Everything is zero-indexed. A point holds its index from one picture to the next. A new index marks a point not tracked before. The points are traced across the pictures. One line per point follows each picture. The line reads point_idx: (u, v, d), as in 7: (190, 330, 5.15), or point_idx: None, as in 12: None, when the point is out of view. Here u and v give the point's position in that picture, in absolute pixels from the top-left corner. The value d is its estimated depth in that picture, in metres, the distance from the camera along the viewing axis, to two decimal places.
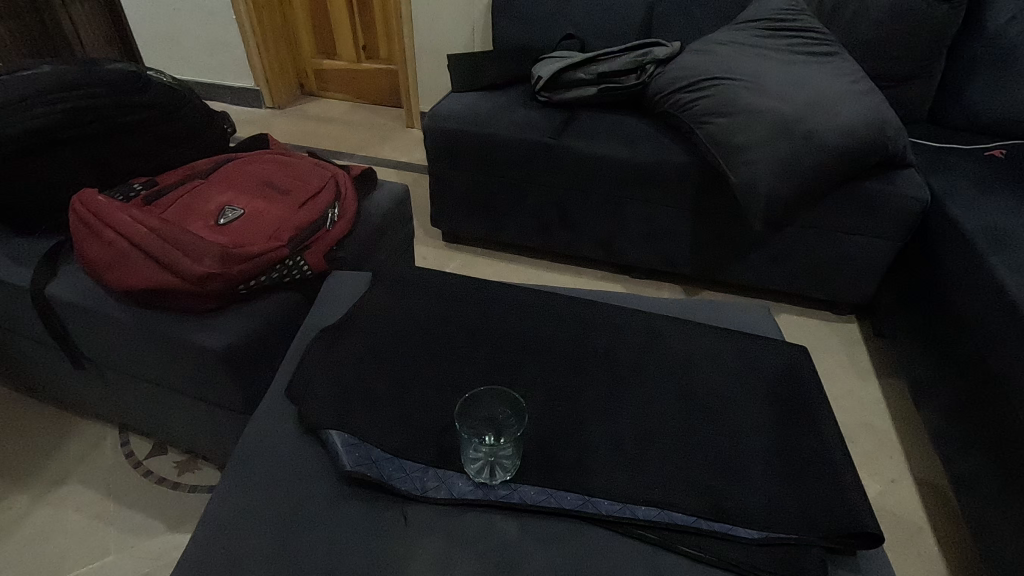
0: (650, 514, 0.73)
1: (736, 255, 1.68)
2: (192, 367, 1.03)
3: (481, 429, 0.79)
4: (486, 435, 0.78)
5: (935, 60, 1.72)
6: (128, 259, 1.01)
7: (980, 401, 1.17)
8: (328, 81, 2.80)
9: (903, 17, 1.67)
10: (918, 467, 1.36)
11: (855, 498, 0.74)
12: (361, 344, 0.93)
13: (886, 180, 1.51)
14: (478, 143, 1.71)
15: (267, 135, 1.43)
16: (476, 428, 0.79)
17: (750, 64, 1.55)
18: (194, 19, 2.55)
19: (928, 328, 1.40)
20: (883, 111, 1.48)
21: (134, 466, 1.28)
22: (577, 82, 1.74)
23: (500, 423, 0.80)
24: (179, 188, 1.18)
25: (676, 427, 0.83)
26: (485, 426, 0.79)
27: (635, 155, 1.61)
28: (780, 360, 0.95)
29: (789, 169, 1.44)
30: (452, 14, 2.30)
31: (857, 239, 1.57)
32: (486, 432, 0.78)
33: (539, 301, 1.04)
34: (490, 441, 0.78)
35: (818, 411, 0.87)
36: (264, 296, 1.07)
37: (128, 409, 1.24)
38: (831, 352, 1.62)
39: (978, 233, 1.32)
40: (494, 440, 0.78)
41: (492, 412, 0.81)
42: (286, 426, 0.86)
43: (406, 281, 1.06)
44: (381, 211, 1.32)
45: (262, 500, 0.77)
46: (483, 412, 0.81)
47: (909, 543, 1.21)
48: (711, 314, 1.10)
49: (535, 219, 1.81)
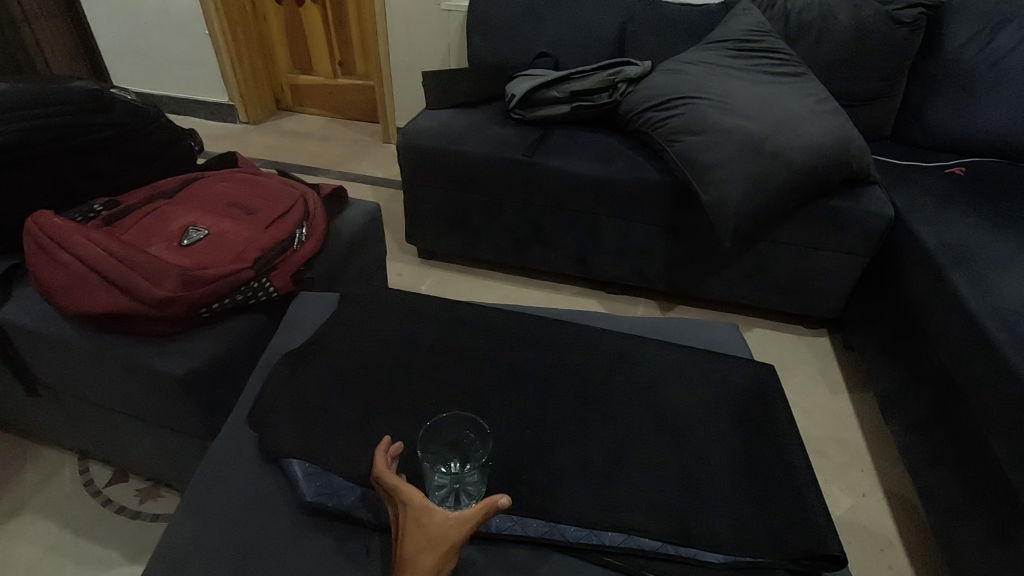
0: (615, 539, 0.73)
1: (708, 271, 1.70)
2: (151, 392, 1.00)
3: (445, 455, 0.78)
4: (450, 462, 0.78)
5: (897, 81, 1.77)
6: (85, 283, 0.98)
7: (949, 415, 1.19)
8: (304, 97, 2.79)
9: (865, 38, 1.72)
10: (888, 479, 1.37)
11: (817, 518, 0.75)
12: (326, 367, 0.92)
13: (851, 197, 1.54)
14: (452, 161, 1.71)
15: (236, 153, 1.41)
16: (438, 455, 0.78)
17: (719, 84, 1.58)
18: (167, 33, 2.52)
19: (896, 341, 1.42)
20: (848, 131, 1.52)
21: (92, 495, 1.23)
22: (549, 100, 1.75)
23: (466, 449, 0.79)
24: (142, 209, 1.15)
25: (644, 449, 0.83)
26: (450, 452, 0.79)
27: (607, 172, 1.62)
28: (747, 378, 0.95)
29: (757, 186, 1.46)
30: (428, 32, 2.31)
31: (825, 254, 1.60)
32: (449, 459, 0.78)
33: (509, 320, 1.03)
34: (452, 468, 0.77)
35: (784, 431, 0.87)
36: (227, 319, 1.05)
37: (87, 436, 1.20)
38: (802, 366, 1.64)
39: (940, 249, 1.35)
40: (456, 466, 0.77)
41: (460, 434, 0.80)
42: (247, 454, 0.83)
43: (375, 301, 1.05)
44: (351, 230, 1.30)
45: (217, 533, 0.75)
46: (448, 434, 0.80)
47: (879, 557, 1.22)
48: (680, 331, 1.10)
49: (510, 236, 1.81)
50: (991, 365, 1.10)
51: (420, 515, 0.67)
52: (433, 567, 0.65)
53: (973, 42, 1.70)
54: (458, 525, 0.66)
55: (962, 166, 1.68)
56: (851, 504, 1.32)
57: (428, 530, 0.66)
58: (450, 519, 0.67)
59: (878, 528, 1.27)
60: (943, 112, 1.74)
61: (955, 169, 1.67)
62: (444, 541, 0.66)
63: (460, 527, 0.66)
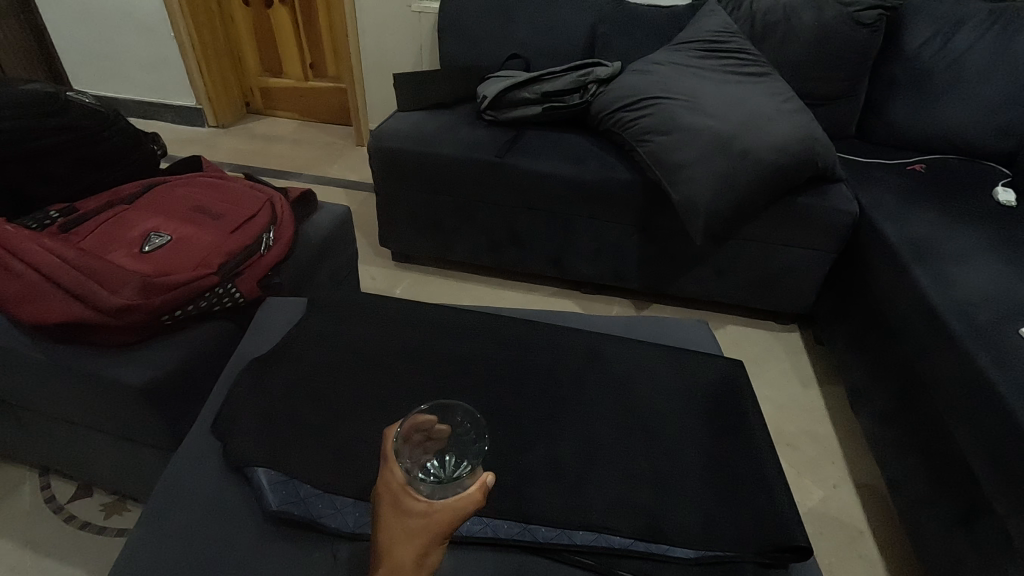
0: (586, 539, 0.73)
1: (680, 270, 1.72)
2: (112, 404, 0.97)
3: (439, 449, 0.67)
4: (446, 457, 0.66)
5: (859, 81, 1.82)
6: (38, 292, 0.95)
7: (915, 405, 1.22)
8: (275, 100, 2.75)
9: (829, 39, 1.76)
10: (857, 470, 1.40)
11: (785, 513, 0.76)
12: (292, 371, 0.90)
13: (818, 195, 1.58)
14: (425, 163, 1.70)
15: (201, 157, 1.38)
16: (426, 446, 0.67)
17: (688, 84, 1.60)
18: (129, 34, 2.46)
19: (864, 334, 1.45)
20: (813, 130, 1.55)
21: (54, 511, 1.19)
22: (521, 101, 1.75)
23: (468, 446, 0.67)
24: (101, 215, 1.12)
25: (615, 447, 0.83)
26: (444, 445, 0.68)
27: (580, 172, 1.63)
28: (717, 374, 0.96)
29: (726, 184, 1.48)
30: (400, 33, 2.30)
31: (794, 250, 1.63)
32: (445, 453, 0.67)
33: (481, 322, 1.03)
34: (442, 462, 0.65)
35: (752, 426, 0.88)
36: (191, 327, 1.02)
37: (46, 451, 1.16)
38: (774, 362, 1.67)
39: (903, 244, 1.38)
40: (449, 462, 0.65)
41: (448, 418, 0.70)
42: (211, 464, 0.82)
43: (344, 305, 1.03)
44: (321, 234, 1.29)
45: (180, 549, 0.72)
46: (439, 423, 0.68)
47: (850, 548, 1.24)
48: (652, 330, 1.11)
49: (485, 238, 1.80)
50: (952, 356, 1.13)
51: (399, 499, 0.60)
52: (413, 561, 0.58)
53: (931, 42, 1.75)
54: (445, 514, 0.59)
55: (923, 163, 1.73)
56: (822, 496, 1.34)
57: (406, 520, 0.59)
58: (436, 508, 0.59)
59: (849, 518, 1.30)
60: (904, 110, 1.79)
61: (916, 167, 1.71)
62: (426, 531, 0.59)
63: (447, 517, 0.59)
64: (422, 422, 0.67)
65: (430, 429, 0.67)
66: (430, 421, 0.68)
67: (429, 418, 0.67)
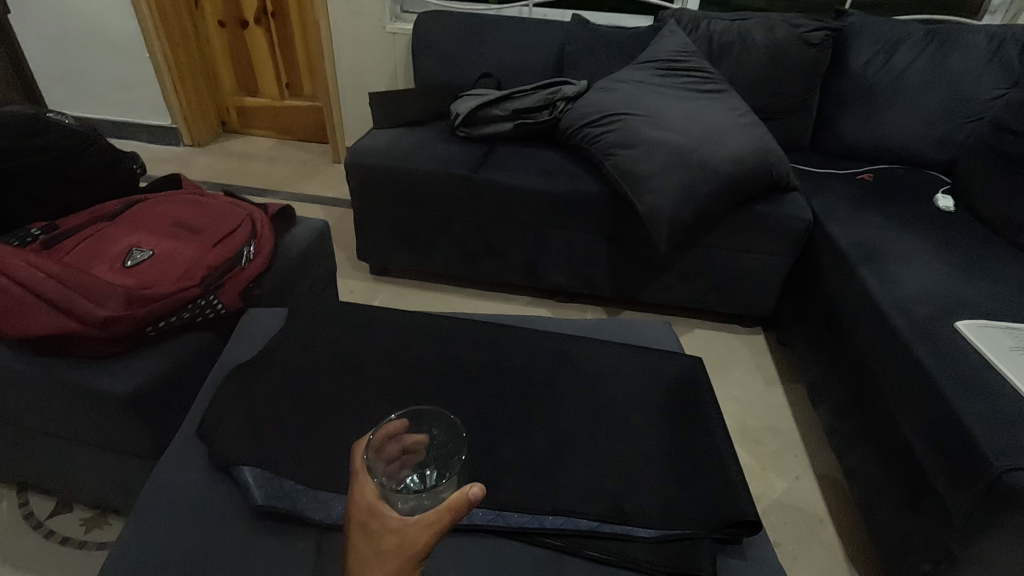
0: (556, 522, 0.78)
1: (648, 277, 1.80)
2: (96, 414, 0.99)
3: (418, 463, 0.70)
4: (428, 471, 0.69)
5: (809, 98, 1.94)
6: (21, 306, 0.97)
7: (865, 397, 1.31)
8: (251, 118, 2.79)
9: (780, 58, 1.88)
10: (817, 461, 1.48)
11: (740, 492, 0.82)
12: (275, 376, 0.94)
13: (773, 203, 1.67)
14: (400, 178, 1.75)
15: (180, 175, 1.41)
16: (405, 460, 0.69)
17: (649, 101, 1.69)
18: (103, 54, 2.47)
19: (820, 333, 1.54)
20: (766, 142, 1.66)
21: (32, 527, 1.20)
22: (493, 118, 1.83)
23: (446, 458, 0.70)
24: (83, 231, 1.15)
25: (583, 439, 0.89)
26: (422, 457, 0.71)
27: (550, 185, 1.70)
28: (678, 370, 1.03)
29: (687, 194, 1.57)
30: (375, 52, 2.36)
31: (754, 256, 1.72)
32: (426, 466, 0.70)
33: (457, 326, 1.08)
34: (423, 476, 0.67)
35: (710, 416, 0.95)
36: (174, 338, 1.06)
37: (25, 466, 1.17)
38: (739, 362, 1.75)
39: (851, 248, 1.48)
40: (430, 476, 0.68)
41: (425, 429, 0.73)
42: (197, 467, 0.85)
43: (324, 314, 1.08)
44: (301, 247, 1.33)
45: (168, 547, 0.75)
46: (414, 436, 0.71)
47: (811, 535, 1.31)
48: (619, 331, 1.18)
49: (460, 250, 1.86)
50: (896, 350, 1.21)
51: (372, 519, 0.57)
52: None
53: (873, 60, 1.88)
54: (419, 531, 0.54)
55: (870, 173, 1.85)
56: (785, 487, 1.41)
57: (379, 540, 0.55)
58: (409, 524, 0.55)
59: (810, 507, 1.37)
60: (852, 123, 1.91)
61: (864, 176, 1.83)
62: (400, 552, 0.54)
63: (422, 535, 0.54)
64: (394, 431, 0.69)
65: (408, 442, 0.70)
66: (402, 432, 0.69)
67: (404, 429, 0.69)
